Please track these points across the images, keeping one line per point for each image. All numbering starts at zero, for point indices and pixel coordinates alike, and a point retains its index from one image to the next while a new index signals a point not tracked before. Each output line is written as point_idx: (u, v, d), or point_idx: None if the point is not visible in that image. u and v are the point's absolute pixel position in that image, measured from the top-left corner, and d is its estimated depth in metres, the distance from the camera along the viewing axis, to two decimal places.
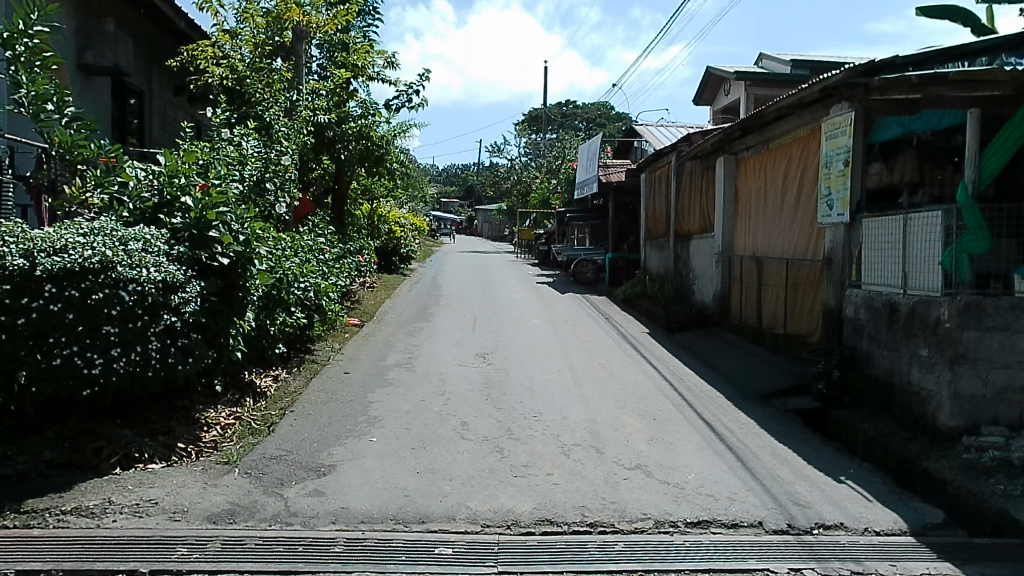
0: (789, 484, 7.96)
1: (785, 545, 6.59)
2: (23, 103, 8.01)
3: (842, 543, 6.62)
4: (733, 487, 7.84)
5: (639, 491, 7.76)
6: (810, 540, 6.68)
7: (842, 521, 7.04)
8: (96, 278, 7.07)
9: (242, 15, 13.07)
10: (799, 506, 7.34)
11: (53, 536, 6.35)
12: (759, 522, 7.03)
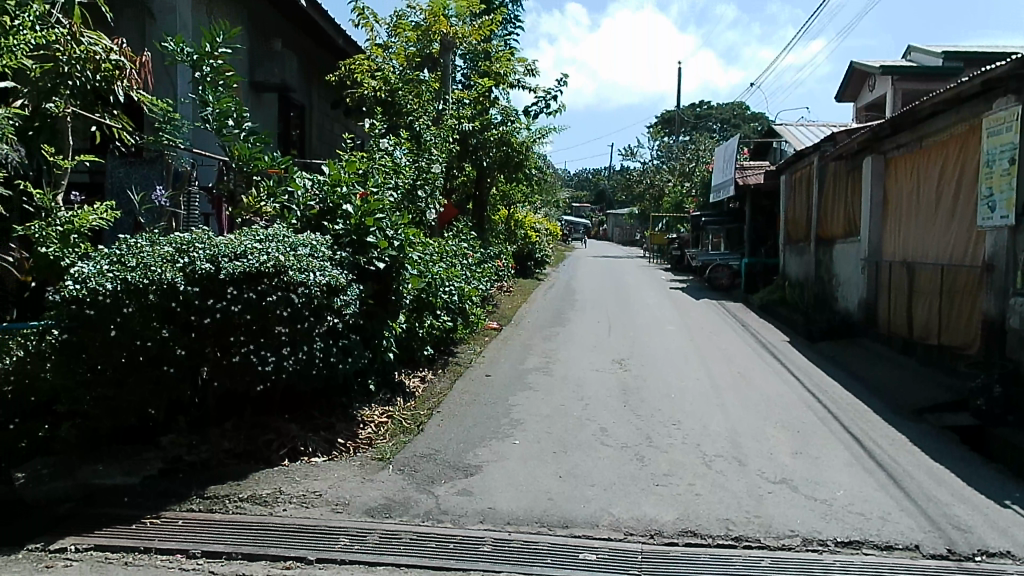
0: (947, 506, 7.44)
1: (945, 572, 6.17)
2: (209, 119, 8.68)
3: (1009, 573, 6.13)
4: (886, 506, 7.40)
5: (785, 506, 7.45)
6: (971, 568, 6.23)
7: (1009, 549, 6.50)
8: (270, 282, 7.12)
9: (393, 29, 13.56)
10: (960, 530, 6.85)
11: (232, 522, 6.69)
12: (915, 545, 6.61)
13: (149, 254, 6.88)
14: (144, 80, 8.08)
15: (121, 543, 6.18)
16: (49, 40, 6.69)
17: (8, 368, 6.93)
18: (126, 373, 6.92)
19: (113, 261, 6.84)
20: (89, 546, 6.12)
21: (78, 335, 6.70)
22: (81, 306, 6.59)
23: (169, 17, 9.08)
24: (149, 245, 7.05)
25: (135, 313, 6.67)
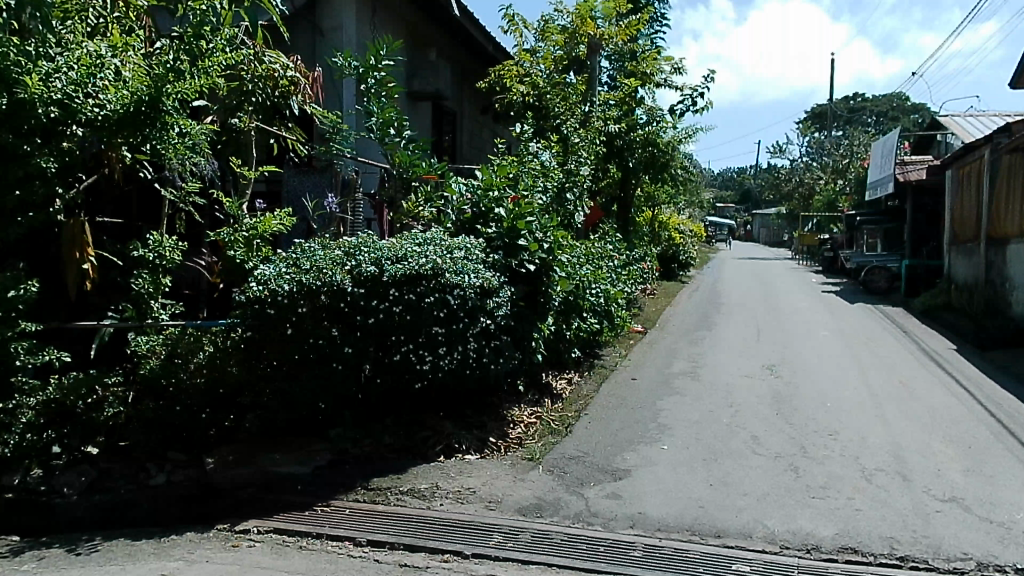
0: None
1: None
2: (373, 129, 9.15)
3: None
4: None
5: (956, 527, 6.89)
6: None
7: None
8: (428, 283, 7.33)
9: (541, 33, 13.76)
10: None
11: (394, 513, 6.87)
12: None
13: (322, 257, 7.18)
14: (315, 94, 8.52)
15: (298, 527, 6.48)
16: (240, 63, 7.13)
17: (201, 363, 7.06)
18: (300, 370, 7.06)
19: (290, 264, 7.20)
20: (269, 528, 6.46)
21: (260, 335, 7.01)
22: (262, 306, 6.91)
23: (337, 34, 9.61)
24: (321, 249, 7.39)
25: (308, 314, 6.98)
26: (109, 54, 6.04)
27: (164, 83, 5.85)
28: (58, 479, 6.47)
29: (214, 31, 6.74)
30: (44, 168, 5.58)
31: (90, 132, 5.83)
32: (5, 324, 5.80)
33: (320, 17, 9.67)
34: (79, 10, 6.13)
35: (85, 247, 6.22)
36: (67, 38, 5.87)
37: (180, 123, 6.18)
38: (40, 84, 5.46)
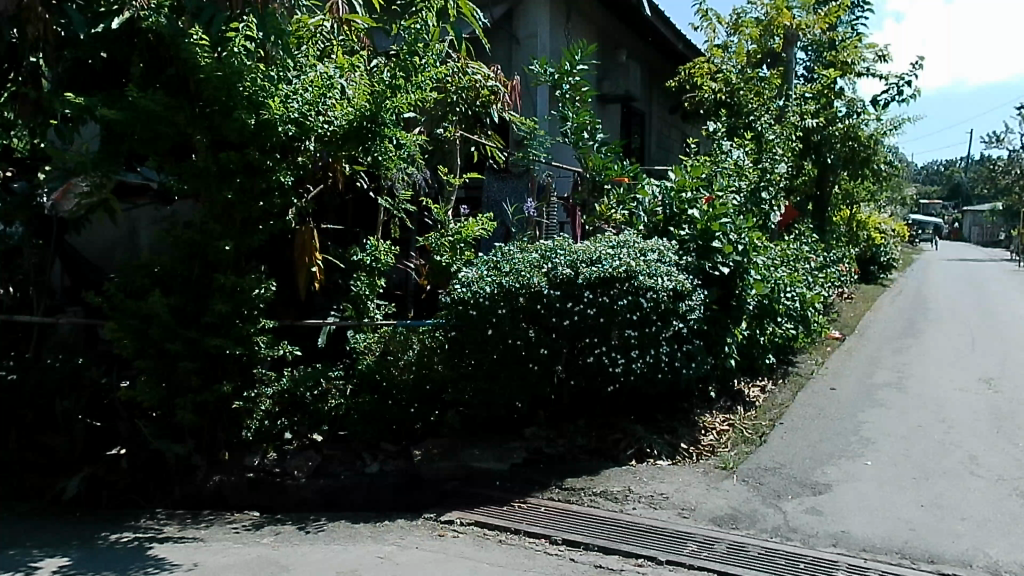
0: None
1: None
2: (568, 133, 9.28)
3: None
4: None
5: None
6: None
7: None
8: (621, 286, 7.18)
9: (733, 27, 13.31)
10: None
11: (588, 515, 6.65)
12: None
13: (520, 261, 7.23)
14: (512, 102, 8.74)
15: (498, 522, 6.45)
16: (447, 77, 7.47)
17: (409, 361, 7.33)
18: (499, 369, 7.07)
19: (490, 268, 7.31)
20: (471, 520, 6.46)
21: (463, 334, 7.19)
22: (465, 307, 7.09)
23: (533, 42, 9.82)
24: (519, 253, 7.44)
25: (507, 316, 6.96)
26: (337, 75, 6.39)
27: (384, 99, 6.26)
28: (290, 460, 6.67)
29: (426, 48, 7.11)
30: (283, 181, 6.14)
31: (320, 147, 6.34)
32: (248, 320, 6.27)
33: (516, 27, 9.94)
34: (309, 35, 6.49)
35: (313, 251, 6.80)
36: (302, 61, 6.25)
37: (395, 135, 6.49)
38: (281, 106, 5.90)
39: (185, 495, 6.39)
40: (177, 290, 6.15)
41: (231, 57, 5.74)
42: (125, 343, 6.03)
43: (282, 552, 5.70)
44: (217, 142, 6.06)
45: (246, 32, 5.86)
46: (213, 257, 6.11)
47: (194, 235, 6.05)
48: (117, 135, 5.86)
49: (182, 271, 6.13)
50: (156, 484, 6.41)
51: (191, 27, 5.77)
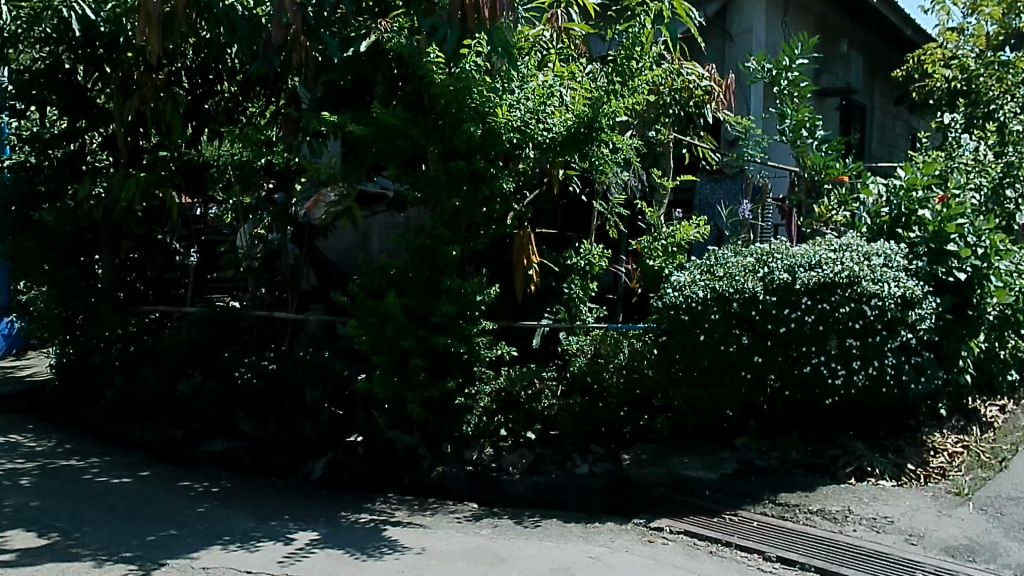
0: None
1: None
2: (785, 132, 8.74)
3: None
4: None
5: None
6: None
7: None
8: (843, 292, 6.56)
9: (971, 7, 12.08)
10: None
11: (802, 533, 5.96)
12: None
13: (735, 264, 6.82)
14: (728, 101, 8.49)
15: (708, 533, 6.09)
16: (662, 79, 7.45)
17: (621, 363, 7.13)
18: (709, 376, 6.80)
19: (704, 271, 6.93)
20: (682, 529, 6.21)
21: (675, 339, 6.89)
22: (677, 312, 6.81)
23: (748, 37, 9.50)
24: (734, 256, 6.97)
25: (719, 322, 6.63)
26: (557, 83, 6.54)
27: (602, 104, 6.35)
28: (505, 457, 6.86)
29: (644, 50, 7.03)
30: (505, 187, 6.37)
31: (539, 154, 6.52)
32: (470, 321, 6.60)
33: (730, 23, 9.67)
34: (532, 46, 6.69)
35: (530, 254, 6.98)
36: (525, 72, 6.45)
37: (611, 140, 6.54)
38: (506, 115, 6.14)
39: (412, 483, 6.80)
40: (410, 290, 6.56)
41: (464, 72, 6.09)
42: (363, 340, 6.51)
43: (500, 544, 5.88)
44: (448, 152, 6.40)
45: (477, 48, 6.20)
46: (441, 261, 6.52)
47: (425, 241, 6.40)
48: (361, 148, 6.37)
49: (414, 272, 6.54)
50: (388, 470, 6.87)
51: (428, 46, 6.21)
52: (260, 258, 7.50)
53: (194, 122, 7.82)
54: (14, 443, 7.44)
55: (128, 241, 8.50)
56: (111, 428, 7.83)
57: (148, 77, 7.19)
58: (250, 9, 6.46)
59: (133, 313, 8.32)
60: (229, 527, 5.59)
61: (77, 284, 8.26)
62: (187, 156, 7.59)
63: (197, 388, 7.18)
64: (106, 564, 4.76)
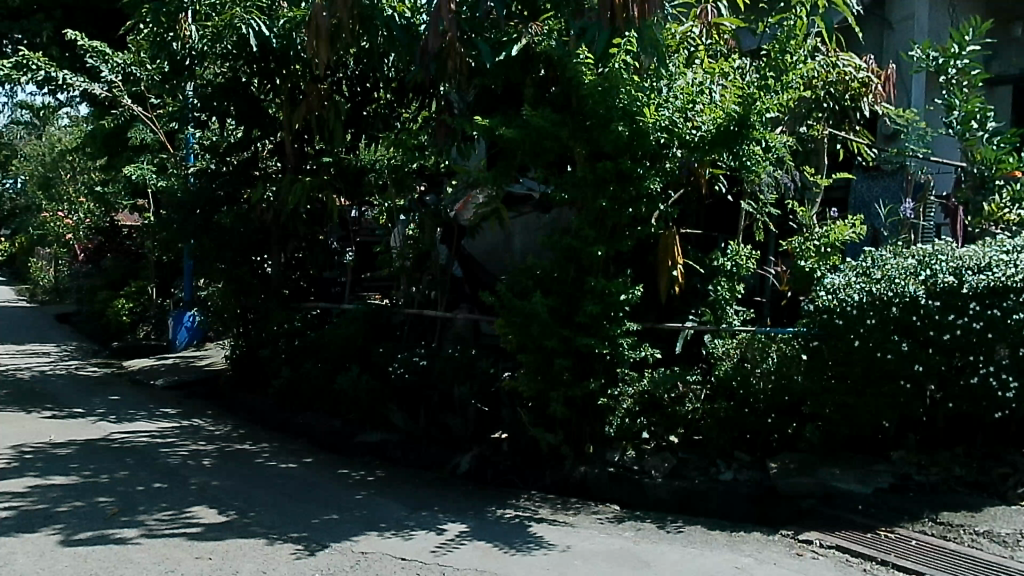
0: None
1: None
2: (952, 125, 7.83)
3: None
4: None
5: None
6: None
7: None
8: (1017, 298, 6.06)
9: None
10: None
11: (968, 556, 5.46)
12: None
13: (895, 266, 6.39)
14: (888, 92, 8.05)
15: (862, 549, 5.68)
16: (817, 72, 7.17)
17: (770, 369, 6.72)
18: (864, 384, 6.31)
19: (860, 273, 6.54)
20: (832, 543, 5.83)
21: (827, 345, 6.48)
22: (831, 316, 6.42)
23: (909, 25, 8.96)
24: (893, 257, 6.53)
25: (876, 327, 6.22)
26: (708, 80, 6.41)
27: (754, 100, 6.17)
28: (648, 460, 6.77)
29: (798, 43, 6.81)
30: (652, 187, 6.31)
31: (687, 153, 6.36)
32: (615, 322, 6.56)
33: (891, 11, 9.16)
34: (679, 43, 6.58)
35: (676, 256, 6.90)
36: (673, 69, 6.35)
37: (764, 137, 6.34)
38: (654, 114, 6.11)
39: (555, 482, 6.85)
40: (556, 290, 6.65)
41: (613, 72, 6.11)
42: (510, 338, 6.72)
43: (643, 547, 5.78)
44: (595, 153, 6.44)
45: (627, 45, 6.22)
46: (586, 262, 6.59)
47: (572, 241, 6.49)
48: (510, 150, 6.48)
49: (560, 272, 6.64)
50: (531, 468, 6.98)
51: (577, 46, 6.26)
52: (412, 258, 7.85)
53: (354, 129, 8.33)
54: (196, 426, 8.07)
55: (294, 242, 9.03)
56: (276, 416, 8.38)
57: (313, 87, 7.71)
58: (407, 19, 6.70)
59: (297, 310, 8.86)
60: (385, 515, 5.84)
61: (250, 281, 8.98)
62: (347, 160, 8.25)
63: (355, 381, 7.60)
64: (277, 543, 5.07)
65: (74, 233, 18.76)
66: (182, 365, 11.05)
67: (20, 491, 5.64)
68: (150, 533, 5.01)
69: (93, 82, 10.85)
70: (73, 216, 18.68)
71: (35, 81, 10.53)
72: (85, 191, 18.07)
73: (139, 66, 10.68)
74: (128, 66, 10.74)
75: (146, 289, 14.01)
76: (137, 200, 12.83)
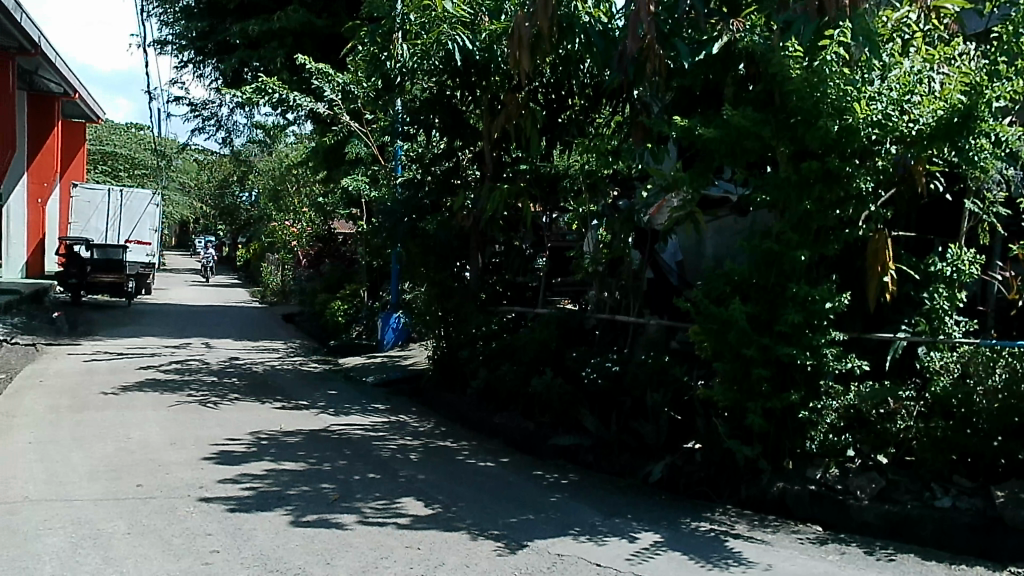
0: None
1: None
2: None
3: None
4: None
5: None
6: None
7: None
8: None
9: None
10: None
11: None
12: None
13: None
14: None
15: None
16: None
17: (996, 386, 5.97)
18: None
19: None
20: None
21: None
22: None
23: None
24: None
25: None
26: (929, 67, 5.98)
27: (984, 86, 5.60)
28: (852, 479, 6.23)
29: None
30: (862, 188, 6.00)
31: (902, 149, 5.94)
32: (818, 330, 6.20)
33: None
34: (893, 30, 6.12)
35: (886, 260, 6.30)
36: (888, 58, 5.96)
37: (995, 129, 5.69)
38: (867, 109, 5.73)
39: (751, 496, 6.52)
40: (755, 297, 6.40)
41: (822, 65, 5.79)
42: (706, 345, 6.54)
43: (851, 573, 5.33)
44: (800, 152, 6.16)
45: (840, 38, 5.78)
46: (788, 266, 6.22)
47: (773, 245, 6.21)
48: (708, 151, 6.32)
49: (759, 277, 6.35)
50: (726, 479, 6.71)
51: (782, 40, 6.03)
52: (605, 263, 7.96)
53: (548, 136, 8.47)
54: (403, 422, 8.56)
55: (491, 247, 9.39)
56: (473, 416, 8.66)
57: (511, 96, 8.01)
58: (604, 24, 6.89)
59: (494, 313, 9.18)
60: (579, 519, 5.87)
61: (451, 285, 9.40)
62: (542, 168, 8.58)
63: (548, 384, 7.63)
64: (479, 539, 5.24)
65: (298, 240, 20.67)
66: (389, 363, 11.77)
67: (259, 473, 6.24)
68: (366, 520, 5.36)
69: (317, 101, 11.81)
70: (298, 225, 20.62)
71: (270, 102, 11.68)
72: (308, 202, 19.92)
73: (356, 85, 11.32)
74: (347, 86, 11.46)
75: (359, 292, 15.13)
76: (351, 209, 13.89)
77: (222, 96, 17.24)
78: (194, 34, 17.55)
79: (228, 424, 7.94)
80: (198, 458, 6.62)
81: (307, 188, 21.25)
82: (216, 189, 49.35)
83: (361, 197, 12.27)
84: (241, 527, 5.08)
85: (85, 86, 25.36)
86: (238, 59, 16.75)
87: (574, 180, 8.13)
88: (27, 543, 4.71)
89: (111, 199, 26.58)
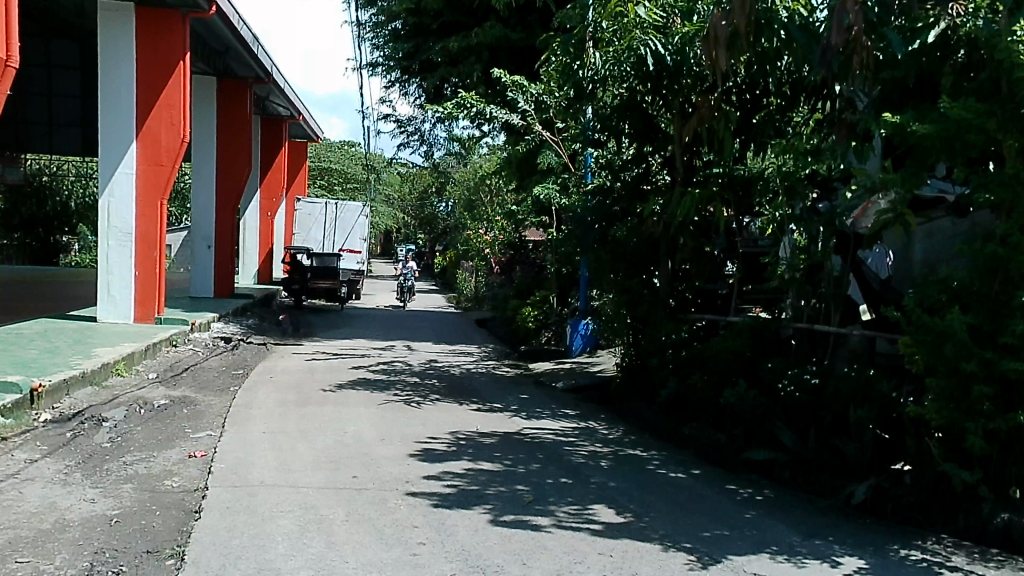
0: None
1: None
2: None
3: None
4: None
5: None
6: None
7: None
8: None
9: None
10: None
11: None
12: None
13: None
14: None
15: None
16: None
17: None
18: None
19: None
20: None
21: None
22: None
23: None
24: None
25: None
26: None
27: None
28: None
29: None
30: None
31: None
32: None
33: None
34: None
35: None
36: None
37: None
38: None
39: (970, 526, 5.86)
40: (975, 306, 5.77)
41: None
42: (917, 359, 5.99)
43: None
44: None
45: None
46: (1017, 272, 5.55)
47: (997, 249, 5.57)
48: (922, 148, 5.83)
49: (980, 285, 5.72)
50: (941, 507, 6.09)
51: (1011, 24, 5.50)
52: (803, 270, 7.55)
53: (743, 137, 8.40)
54: (592, 428, 8.61)
55: (681, 253, 9.15)
56: (663, 424, 8.65)
57: (704, 99, 7.84)
58: (805, 17, 6.57)
59: (683, 320, 9.10)
60: (776, 537, 5.62)
61: (640, 292, 9.41)
62: (736, 170, 8.37)
63: (741, 396, 7.45)
64: (671, 551, 5.14)
65: (491, 248, 21.64)
66: (578, 370, 11.89)
67: (460, 472, 6.51)
68: (561, 524, 5.43)
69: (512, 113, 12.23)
70: (493, 234, 21.53)
71: (468, 116, 12.21)
72: (501, 211, 20.75)
73: (549, 95, 11.65)
74: (539, 96, 11.85)
75: (548, 298, 15.46)
76: (545, 218, 14.28)
77: (425, 113, 18.35)
78: (400, 55, 18.71)
79: (430, 423, 8.35)
80: (405, 453, 7.01)
81: (500, 197, 22.16)
82: (416, 200, 52.11)
83: (551, 204, 12.49)
84: (444, 522, 5.31)
85: (306, 109, 27.80)
86: (439, 77, 17.78)
87: (770, 182, 7.73)
88: (263, 523, 5.19)
89: (329, 211, 29.11)
